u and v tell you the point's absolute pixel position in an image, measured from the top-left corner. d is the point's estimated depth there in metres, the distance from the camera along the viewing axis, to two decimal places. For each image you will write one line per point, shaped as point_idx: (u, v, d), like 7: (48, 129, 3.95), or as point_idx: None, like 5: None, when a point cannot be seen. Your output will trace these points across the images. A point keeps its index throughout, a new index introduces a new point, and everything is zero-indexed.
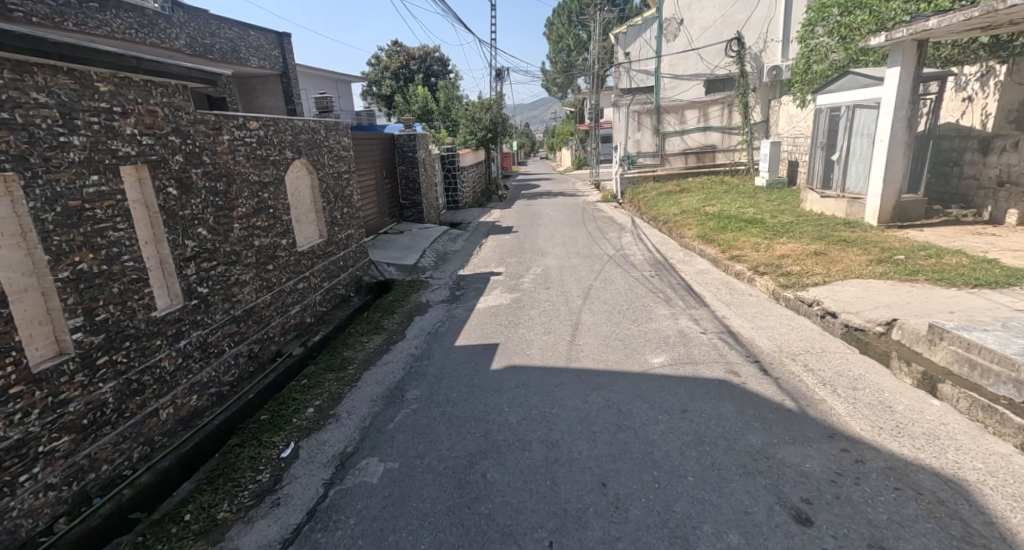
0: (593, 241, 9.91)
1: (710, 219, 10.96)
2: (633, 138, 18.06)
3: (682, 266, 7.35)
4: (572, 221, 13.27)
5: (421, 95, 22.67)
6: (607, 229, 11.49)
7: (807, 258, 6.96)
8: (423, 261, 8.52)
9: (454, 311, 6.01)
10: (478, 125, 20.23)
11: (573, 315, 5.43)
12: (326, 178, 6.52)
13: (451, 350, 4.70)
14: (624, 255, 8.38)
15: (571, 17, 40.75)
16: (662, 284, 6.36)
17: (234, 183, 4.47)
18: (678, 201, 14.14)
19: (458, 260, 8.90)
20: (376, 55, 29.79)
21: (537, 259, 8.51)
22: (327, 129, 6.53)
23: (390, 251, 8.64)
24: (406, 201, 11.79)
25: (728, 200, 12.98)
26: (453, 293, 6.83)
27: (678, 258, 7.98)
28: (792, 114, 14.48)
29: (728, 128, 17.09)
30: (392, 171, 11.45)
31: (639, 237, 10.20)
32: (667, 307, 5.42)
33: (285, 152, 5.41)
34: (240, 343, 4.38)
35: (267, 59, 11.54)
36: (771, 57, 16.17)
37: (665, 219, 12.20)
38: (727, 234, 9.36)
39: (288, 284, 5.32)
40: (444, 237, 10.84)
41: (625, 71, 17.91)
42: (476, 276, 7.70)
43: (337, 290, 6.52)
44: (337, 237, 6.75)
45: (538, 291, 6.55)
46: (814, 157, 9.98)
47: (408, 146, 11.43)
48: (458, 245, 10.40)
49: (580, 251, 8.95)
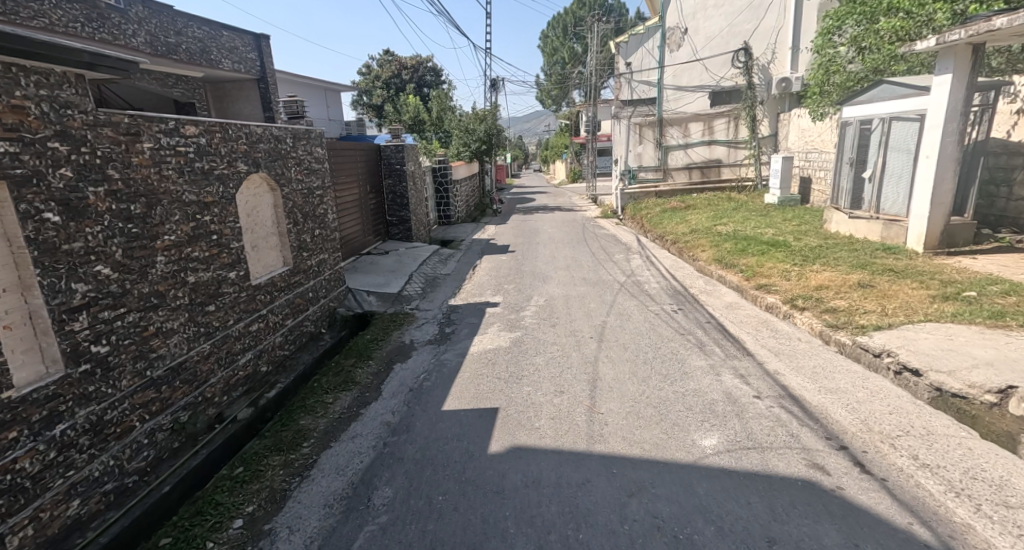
0: (599, 264, 9.00)
1: (726, 240, 10.07)
2: (635, 151, 17.39)
3: (706, 299, 6.42)
4: (573, 240, 12.37)
5: (412, 105, 21.91)
6: (613, 250, 10.61)
7: (850, 290, 6.08)
8: (410, 288, 7.53)
9: (443, 356, 5.03)
10: (472, 136, 19.40)
11: (588, 366, 4.46)
12: (294, 195, 5.55)
13: (438, 419, 3.71)
14: (637, 282, 7.46)
15: (567, 29, 40.50)
16: (688, 323, 5.42)
17: (158, 204, 3.46)
18: (686, 219, 13.31)
19: (450, 286, 7.93)
20: (367, 65, 29.16)
21: (539, 287, 7.56)
22: (295, 137, 5.56)
23: (371, 276, 7.65)
24: (393, 218, 10.80)
25: (740, 219, 12.16)
26: (443, 330, 5.85)
27: (698, 288, 7.10)
28: (804, 127, 13.75)
29: (734, 143, 16.25)
30: (374, 184, 10.29)
31: (649, 260, 9.31)
32: (701, 356, 4.47)
33: (236, 164, 4.42)
34: (160, 413, 3.35)
35: (242, 63, 10.59)
36: (780, 69, 15.40)
37: (674, 238, 11.32)
38: (747, 258, 8.47)
39: (236, 327, 4.30)
40: (435, 257, 9.86)
41: (626, 81, 17.56)
42: (469, 307, 6.73)
43: (304, 327, 5.51)
44: (306, 263, 5.75)
45: (543, 330, 5.59)
46: (841, 173, 9.14)
47: (395, 158, 10.47)
48: (451, 267, 9.41)
49: (586, 277, 8.03)
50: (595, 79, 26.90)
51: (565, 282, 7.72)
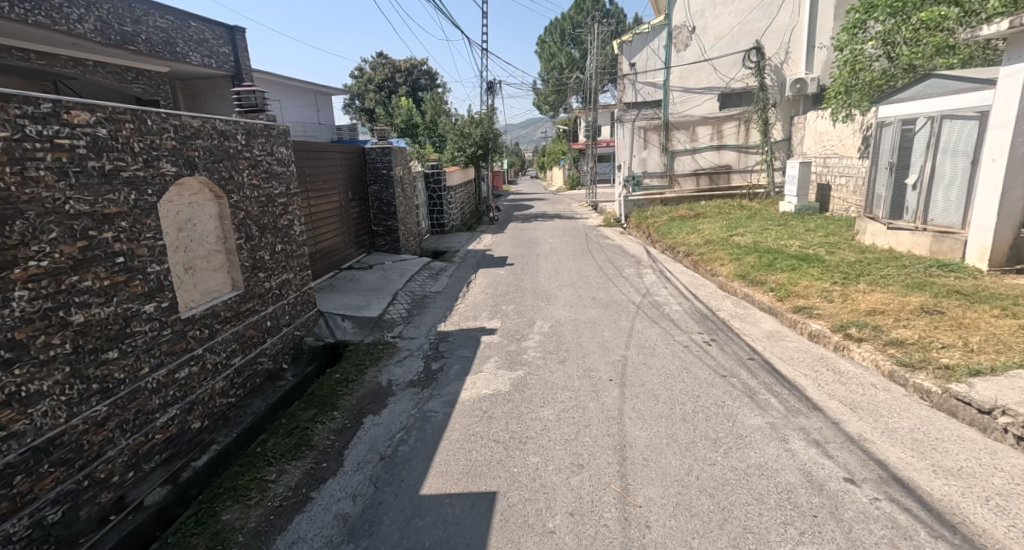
0: (609, 280, 8.08)
1: (747, 253, 9.14)
2: (639, 156, 16.59)
3: (739, 326, 5.48)
4: (577, 251, 11.46)
5: (405, 107, 21.04)
6: (621, 263, 9.69)
7: (911, 315, 5.18)
8: (393, 310, 6.56)
9: (427, 405, 4.05)
10: (467, 141, 18.52)
11: (612, 424, 3.50)
12: (247, 204, 4.55)
13: (415, 511, 2.73)
14: (654, 303, 6.55)
15: (565, 35, 39.91)
16: (727, 361, 4.47)
17: (18, 219, 2.50)
18: (698, 228, 12.42)
19: (440, 307, 6.97)
20: (360, 67, 28.42)
21: (543, 309, 6.63)
22: (248, 133, 4.58)
23: (347, 297, 6.66)
24: (379, 228, 9.82)
25: (758, 229, 11.28)
26: (430, 366, 4.90)
27: (726, 310, 6.19)
28: (821, 131, 13.07)
29: (745, 148, 15.52)
30: (354, 191, 9.14)
31: (664, 275, 8.39)
32: (755, 411, 3.51)
33: (158, 165, 3.44)
34: (9, 516, 2.39)
35: (213, 57, 9.63)
36: (794, 70, 14.61)
37: (687, 250, 10.44)
38: (776, 274, 7.55)
39: (155, 376, 3.28)
40: (425, 272, 8.88)
41: (630, 83, 16.63)
42: (463, 336, 5.79)
43: (257, 366, 4.51)
44: (262, 286, 4.74)
45: (550, 369, 4.63)
46: (876, 180, 8.24)
47: (381, 162, 9.51)
48: (443, 283, 8.44)
49: (595, 295, 7.11)
50: (594, 83, 26.14)
51: (570, 303, 6.79)
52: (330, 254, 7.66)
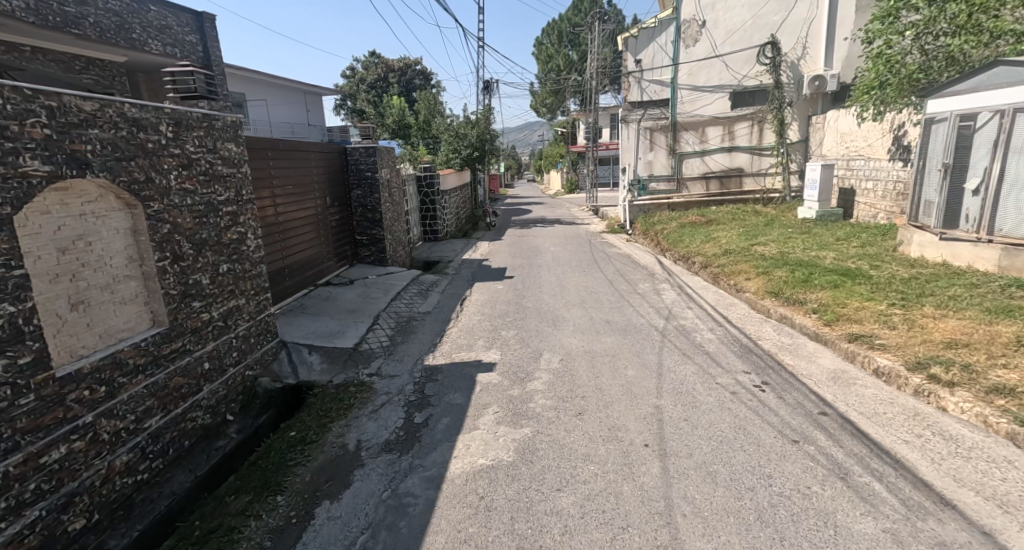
0: (622, 299, 7.12)
1: (775, 266, 8.17)
2: (645, 159, 15.76)
3: (791, 362, 4.50)
4: (582, 261, 10.52)
5: (396, 107, 20.06)
6: (634, 276, 8.75)
7: (1004, 348, 4.28)
8: (372, 339, 5.52)
9: (404, 485, 3.03)
10: (463, 142, 17.55)
11: (659, 527, 2.51)
12: (175, 212, 3.51)
13: None
14: (681, 330, 5.58)
15: (563, 38, 39.16)
16: (793, 418, 3.47)
17: None
18: (714, 236, 11.49)
19: (429, 333, 5.93)
20: (352, 67, 27.59)
21: (551, 336, 5.66)
22: (175, 123, 3.56)
23: (317, 322, 5.61)
24: (363, 237, 8.80)
25: (781, 238, 10.35)
26: (412, 420, 3.88)
27: (767, 338, 5.27)
28: (843, 131, 12.28)
29: (758, 150, 14.77)
30: (334, 197, 8.10)
31: (684, 292, 7.46)
32: (859, 507, 2.51)
33: (14, 159, 2.45)
34: None
35: (178, 46, 8.60)
36: (812, 66, 13.85)
37: (704, 262, 9.55)
38: (818, 293, 6.57)
39: (1, 468, 2.28)
40: (413, 289, 7.84)
41: (635, 81, 15.57)
42: (455, 373, 4.80)
43: (187, 424, 3.48)
44: (197, 318, 3.70)
45: (564, 427, 3.62)
46: (925, 184, 7.28)
47: (365, 163, 8.48)
48: (433, 301, 7.39)
49: (609, 319, 6.13)
50: (594, 83, 25.24)
51: (581, 328, 5.82)
52: (299, 271, 6.62)
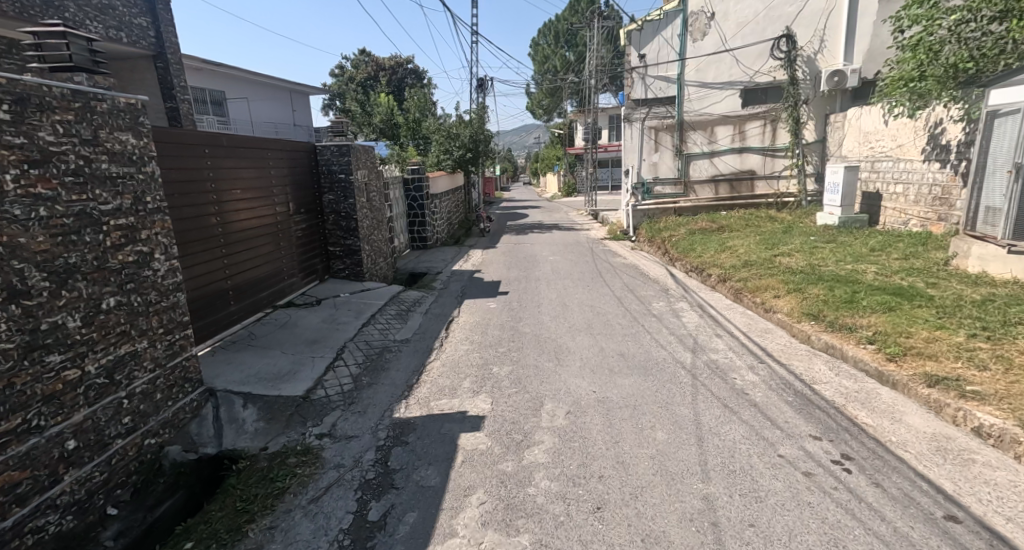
0: (635, 323, 6.09)
1: (808, 282, 7.13)
2: (649, 160, 14.84)
3: (868, 418, 3.46)
4: (585, 273, 9.51)
5: (384, 105, 19.03)
6: (645, 293, 7.74)
7: None
8: (330, 382, 4.40)
9: None
10: (455, 142, 16.59)
11: None
12: (12, 228, 2.42)
13: None
14: (713, 369, 4.54)
15: (560, 38, 38.31)
16: (909, 525, 2.41)
17: None
18: (728, 246, 10.52)
19: (404, 373, 4.84)
20: (341, 66, 26.76)
21: (554, 377, 4.60)
22: (17, 103, 2.47)
23: (263, 362, 4.50)
24: (336, 248, 7.71)
25: (804, 248, 9.37)
26: (364, 516, 2.79)
27: (823, 377, 4.27)
28: (867, 131, 11.44)
29: (770, 150, 13.86)
30: (297, 201, 6.91)
31: (707, 313, 6.46)
32: None
33: None
34: None
35: (123, 29, 7.49)
36: (830, 60, 12.91)
37: (722, 274, 8.59)
38: (869, 317, 5.55)
39: None
40: (391, 309, 6.73)
41: (639, 78, 14.65)
42: (431, 432, 3.71)
43: (25, 539, 2.39)
44: (58, 379, 2.60)
45: (578, 532, 2.56)
46: (987, 188, 6.29)
47: (337, 163, 7.41)
48: (413, 326, 6.27)
49: (623, 352, 5.08)
50: (593, 83, 24.25)
51: (589, 366, 4.77)
52: (248, 292, 5.48)
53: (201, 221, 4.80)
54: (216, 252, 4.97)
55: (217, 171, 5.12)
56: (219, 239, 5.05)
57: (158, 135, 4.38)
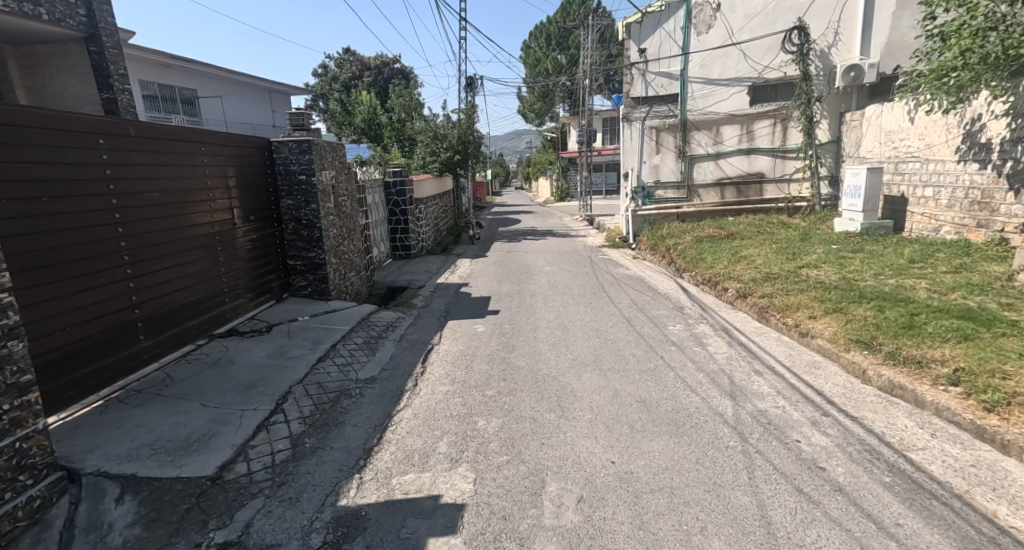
0: (653, 355, 5.05)
1: (848, 301, 6.13)
2: (651, 163, 13.90)
3: (1016, 520, 2.43)
4: (586, 287, 8.49)
5: (366, 103, 17.84)
6: (657, 313, 6.73)
7: None
8: (259, 450, 3.26)
9: None
10: (442, 144, 15.55)
11: None
12: None
13: None
14: (765, 426, 3.48)
15: (552, 40, 37.52)
16: None
17: None
18: (742, 255, 9.55)
19: (362, 430, 3.73)
20: (323, 66, 25.77)
21: (558, 438, 3.52)
22: None
23: (170, 422, 3.35)
24: (297, 262, 6.59)
25: (829, 259, 8.41)
26: None
27: (917, 436, 3.25)
28: (889, 129, 10.55)
29: (780, 153, 13.05)
30: (240, 203, 5.59)
31: (735, 340, 5.45)
32: None
33: None
34: None
35: (43, 4, 6.32)
36: (846, 54, 12.03)
37: (742, 288, 7.62)
38: (940, 348, 4.55)
39: None
40: (358, 337, 5.59)
41: (639, 75, 13.68)
42: (386, 536, 2.59)
43: None
44: None
45: None
46: None
47: (297, 162, 6.29)
48: (382, 359, 5.14)
49: (644, 401, 4.02)
50: (587, 83, 23.35)
51: (602, 421, 3.71)
52: (159, 324, 4.16)
53: (75, 234, 3.43)
54: (102, 275, 3.61)
55: (105, 164, 3.73)
56: (109, 258, 3.68)
57: (10, 113, 3.06)
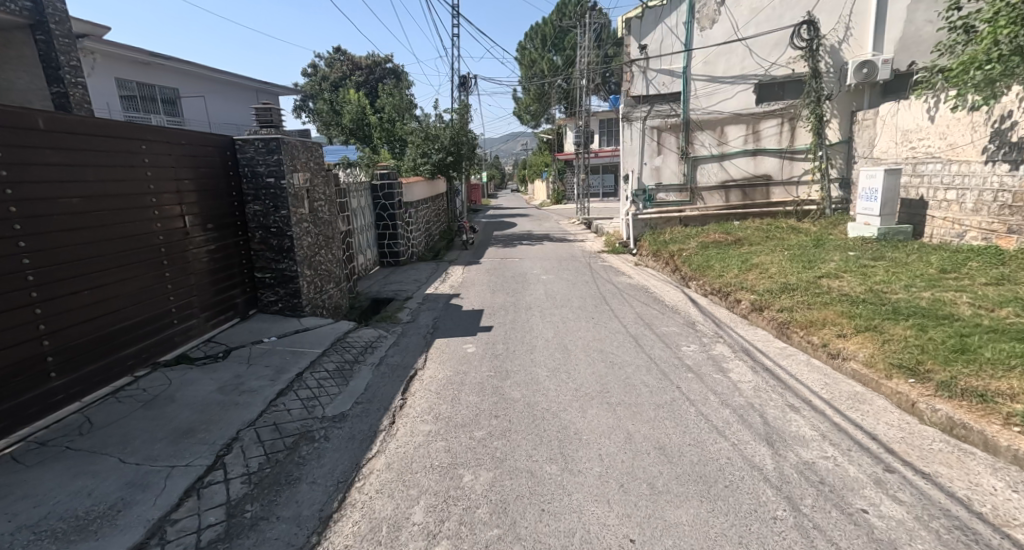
0: (668, 386, 4.38)
1: (881, 318, 5.49)
2: (652, 164, 13.23)
3: None
4: (587, 298, 7.85)
5: (354, 102, 17.11)
6: (666, 330, 6.08)
7: None
8: (182, 527, 2.56)
9: None
10: (434, 145, 14.88)
11: None
12: None
13: None
14: (816, 485, 2.84)
15: (548, 41, 36.97)
16: None
17: None
18: (753, 263, 8.91)
19: (319, 489, 3.03)
20: (314, 65, 25.13)
21: (563, 502, 2.86)
22: None
23: (69, 490, 2.65)
24: (266, 274, 5.88)
25: (849, 268, 7.79)
26: None
27: (1009, 502, 2.61)
28: (905, 129, 9.92)
29: (788, 153, 12.43)
30: (197, 211, 4.89)
31: (759, 365, 4.81)
32: None
33: None
34: None
35: None
36: (857, 50, 11.46)
37: (757, 300, 6.98)
38: (1005, 380, 3.92)
39: None
40: (330, 362, 4.89)
41: (639, 72, 13.15)
42: None
43: None
44: None
45: None
46: None
47: (264, 163, 5.60)
48: (356, 390, 4.44)
49: (663, 447, 3.35)
50: (585, 83, 22.76)
51: (615, 477, 3.05)
52: (80, 357, 3.48)
53: None
54: None
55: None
56: (4, 280, 3.00)
57: None
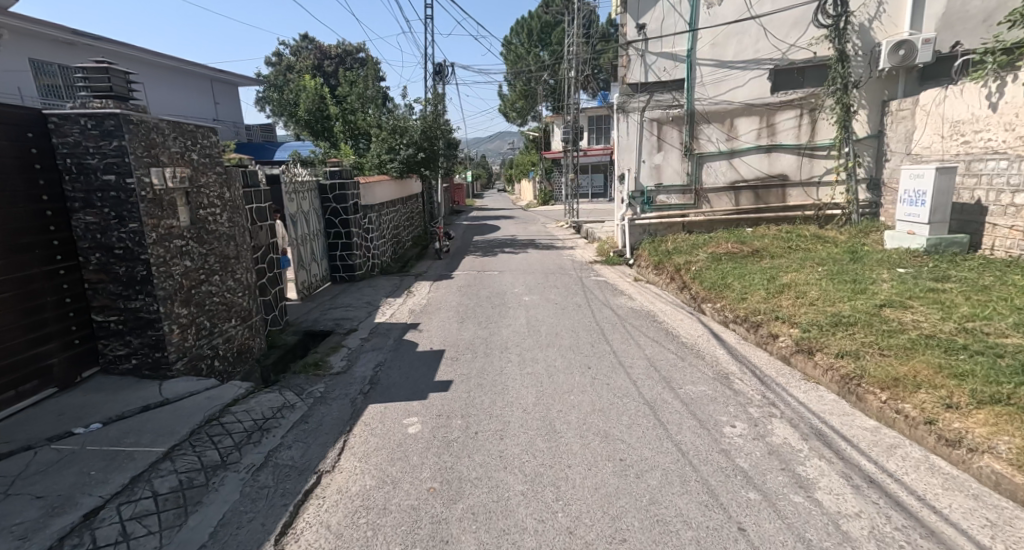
0: (724, 529, 2.59)
1: (1012, 384, 3.76)
2: (651, 162, 11.44)
3: None
4: (580, 332, 6.09)
5: (311, 89, 14.88)
6: (693, 392, 4.33)
7: None
8: None
9: None
10: (402, 139, 12.98)
11: None
12: None
13: None
14: None
15: (534, 35, 35.19)
16: None
17: None
18: (784, 281, 7.20)
19: None
20: (279, 54, 23.25)
21: None
22: None
23: None
24: (110, 318, 3.97)
25: (912, 293, 6.09)
26: None
27: None
28: (955, 119, 8.28)
29: (807, 150, 10.85)
30: None
31: (854, 473, 3.07)
32: None
33: None
34: None
35: None
36: (892, 30, 9.89)
37: (806, 340, 5.22)
38: None
39: None
40: (173, 474, 3.00)
41: (637, 57, 11.31)
42: None
43: None
44: None
45: None
46: None
47: (95, 151, 3.69)
48: (190, 541, 2.56)
49: None
50: (573, 76, 21.01)
51: None
52: None
53: None
54: None
55: None
56: None
57: None
